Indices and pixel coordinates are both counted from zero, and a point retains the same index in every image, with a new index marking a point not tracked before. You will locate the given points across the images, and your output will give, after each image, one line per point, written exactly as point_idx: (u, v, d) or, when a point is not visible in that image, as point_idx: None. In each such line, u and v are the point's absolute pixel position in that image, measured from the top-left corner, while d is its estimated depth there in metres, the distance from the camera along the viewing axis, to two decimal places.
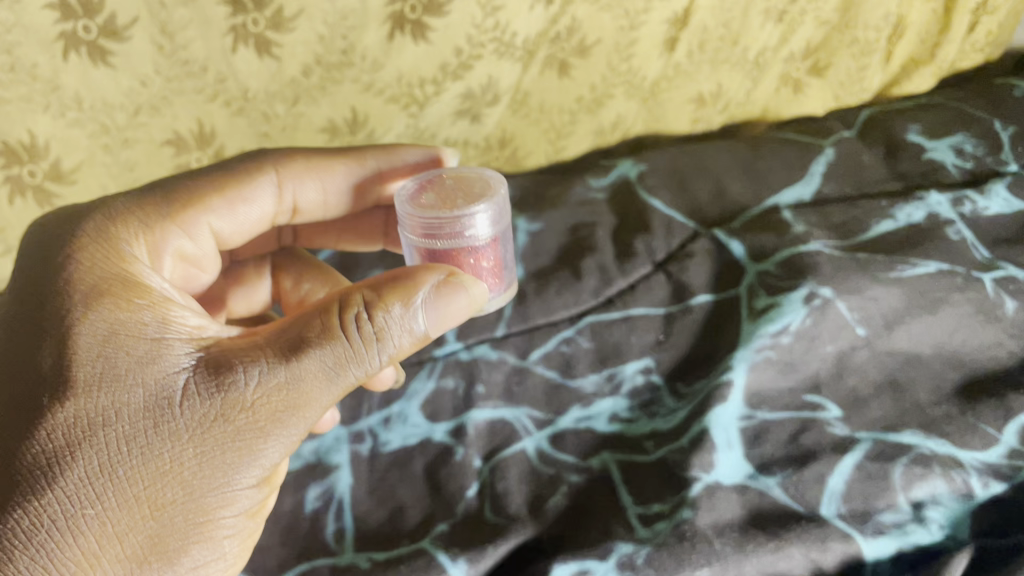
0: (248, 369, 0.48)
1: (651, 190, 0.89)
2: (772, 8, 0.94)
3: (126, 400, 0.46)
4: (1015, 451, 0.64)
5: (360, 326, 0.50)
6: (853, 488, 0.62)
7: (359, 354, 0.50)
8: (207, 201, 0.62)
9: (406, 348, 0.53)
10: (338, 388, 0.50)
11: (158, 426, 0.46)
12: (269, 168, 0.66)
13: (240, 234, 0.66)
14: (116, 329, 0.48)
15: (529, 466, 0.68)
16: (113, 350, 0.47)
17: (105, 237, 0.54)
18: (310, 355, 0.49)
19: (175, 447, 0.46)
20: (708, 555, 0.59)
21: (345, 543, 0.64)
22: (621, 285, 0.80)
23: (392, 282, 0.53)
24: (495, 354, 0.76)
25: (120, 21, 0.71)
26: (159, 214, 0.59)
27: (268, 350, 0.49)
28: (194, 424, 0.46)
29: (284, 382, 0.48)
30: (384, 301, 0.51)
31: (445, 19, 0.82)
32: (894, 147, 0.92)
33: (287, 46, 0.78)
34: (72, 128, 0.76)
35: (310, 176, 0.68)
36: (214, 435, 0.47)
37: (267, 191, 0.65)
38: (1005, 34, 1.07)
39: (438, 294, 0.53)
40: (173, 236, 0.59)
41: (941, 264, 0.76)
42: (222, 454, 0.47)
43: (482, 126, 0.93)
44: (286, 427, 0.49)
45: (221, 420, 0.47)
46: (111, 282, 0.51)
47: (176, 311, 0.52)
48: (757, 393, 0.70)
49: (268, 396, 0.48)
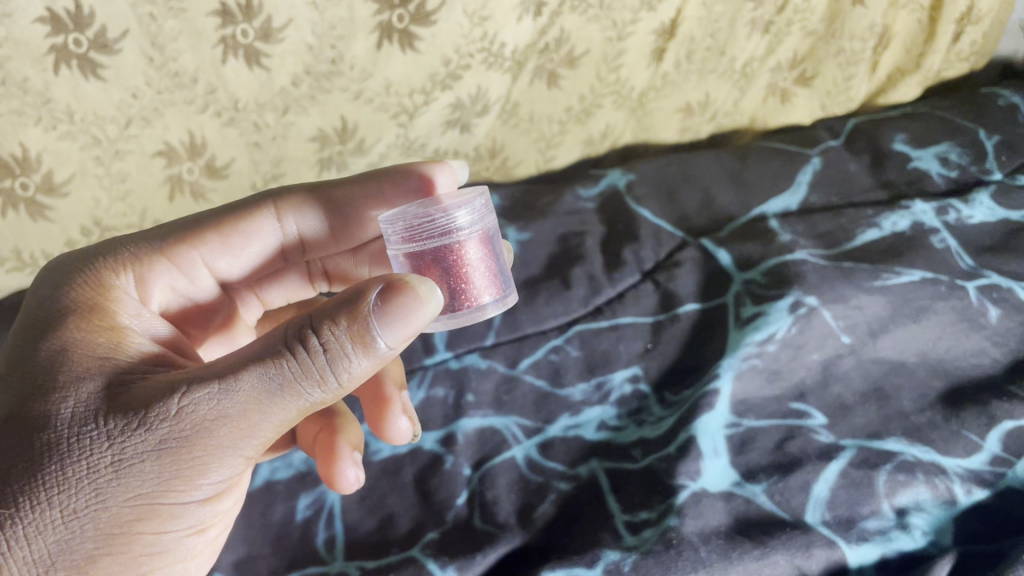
0: (185, 380, 0.46)
1: (639, 200, 0.90)
2: (758, 19, 0.95)
3: (60, 409, 0.45)
4: (997, 457, 0.65)
5: (306, 339, 0.45)
6: (838, 495, 0.63)
7: (306, 370, 0.45)
8: (203, 237, 0.61)
9: (369, 365, 0.46)
10: (282, 406, 0.45)
11: (79, 434, 0.45)
12: (267, 203, 0.64)
13: (242, 268, 0.65)
14: (70, 348, 0.48)
15: (518, 474, 0.69)
16: (62, 365, 0.47)
17: (86, 268, 0.55)
18: (247, 369, 0.45)
19: (92, 454, 0.44)
20: (694, 562, 0.59)
21: (336, 551, 0.64)
22: (610, 293, 0.81)
23: (352, 295, 0.46)
24: (484, 362, 0.77)
25: (111, 34, 0.72)
26: (148, 250, 0.58)
27: (213, 366, 0.46)
28: (115, 432, 0.45)
29: (216, 395, 0.45)
30: (334, 315, 0.46)
31: (432, 28, 0.83)
32: (879, 156, 0.93)
33: (276, 56, 0.79)
34: (63, 140, 0.76)
35: (311, 207, 0.66)
36: (134, 445, 0.44)
37: (266, 225, 0.64)
38: (990, 43, 1.08)
39: (399, 304, 0.46)
40: (163, 272, 0.59)
41: (924, 273, 0.77)
42: (142, 465, 0.44)
43: (472, 136, 0.94)
44: (217, 443, 0.45)
45: (145, 431, 0.44)
46: (78, 309, 0.51)
47: (139, 342, 0.51)
48: (744, 401, 0.70)
49: (194, 408, 0.44)
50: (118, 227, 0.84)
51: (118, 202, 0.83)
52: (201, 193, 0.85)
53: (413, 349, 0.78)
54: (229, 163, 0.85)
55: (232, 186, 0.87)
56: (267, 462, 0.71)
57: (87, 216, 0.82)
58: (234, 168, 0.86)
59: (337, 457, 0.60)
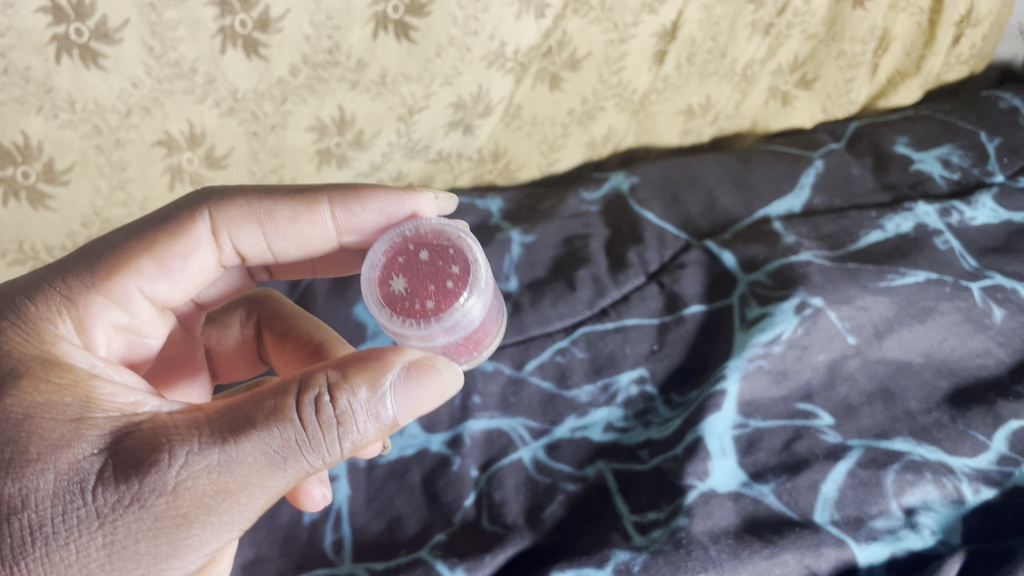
0: (176, 447, 0.43)
1: (642, 203, 0.90)
2: (759, 21, 0.95)
3: (35, 486, 0.43)
4: (1004, 457, 0.65)
5: (316, 408, 0.44)
6: (846, 495, 0.63)
7: (313, 441, 0.44)
8: (136, 264, 0.56)
9: (374, 433, 0.47)
10: (287, 474, 0.44)
11: (66, 513, 0.42)
12: (203, 214, 0.60)
13: (181, 292, 0.60)
14: (32, 411, 0.44)
15: (525, 475, 0.69)
16: (27, 432, 0.43)
17: (19, 316, 0.50)
18: (250, 439, 0.43)
19: (82, 537, 0.42)
20: (704, 562, 0.59)
21: (343, 553, 0.64)
22: (615, 295, 0.81)
23: (361, 360, 0.47)
24: (491, 364, 0.76)
25: (112, 24, 0.71)
26: (81, 286, 0.53)
27: (207, 428, 0.44)
28: (105, 511, 0.42)
29: (215, 467, 0.43)
30: (350, 381, 0.46)
31: (426, 19, 0.82)
32: (881, 158, 0.94)
33: (274, 47, 0.78)
34: (65, 129, 0.76)
35: (252, 221, 0.62)
36: (127, 525, 0.42)
37: (202, 240, 0.60)
38: (990, 46, 1.09)
39: (416, 378, 0.47)
40: (102, 309, 0.54)
41: (929, 274, 0.77)
42: (137, 542, 0.43)
43: (474, 137, 0.95)
44: (214, 515, 0.44)
45: (137, 506, 0.42)
46: (30, 364, 0.47)
47: (106, 387, 0.47)
48: (751, 401, 0.70)
49: (192, 482, 0.43)
50: (119, 217, 0.85)
51: (118, 191, 0.83)
52: (200, 182, 0.86)
53: None
54: (228, 153, 0.85)
55: (232, 176, 0.87)
56: None
57: (89, 203, 0.83)
58: (233, 158, 0.86)
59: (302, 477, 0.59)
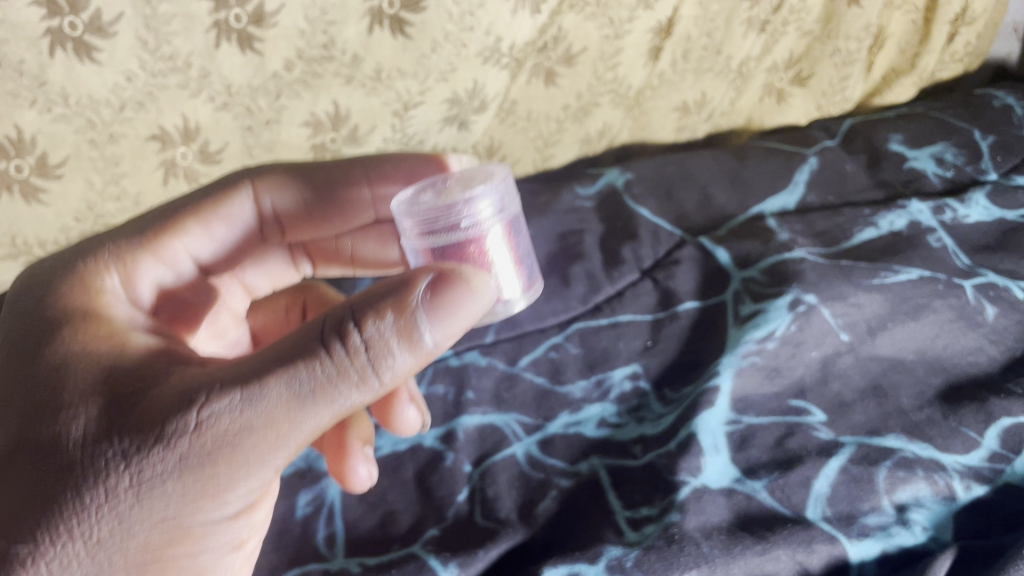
0: (203, 388, 0.41)
1: (637, 199, 0.90)
2: (753, 18, 0.95)
3: (69, 431, 0.41)
4: (995, 454, 0.65)
5: (342, 339, 0.41)
6: (838, 491, 0.63)
7: (343, 371, 0.41)
8: (182, 225, 0.58)
9: (412, 362, 0.43)
10: (318, 411, 0.41)
11: (93, 457, 0.40)
12: (244, 181, 0.62)
13: (223, 255, 0.62)
14: (74, 361, 0.44)
15: (518, 471, 0.68)
16: (67, 381, 0.43)
17: (72, 273, 0.51)
18: (276, 376, 0.40)
19: (109, 479, 0.40)
20: (696, 558, 0.59)
21: (336, 548, 0.63)
22: (609, 291, 0.81)
23: (388, 288, 0.43)
24: (484, 360, 0.77)
25: (106, 17, 0.71)
26: (130, 246, 0.55)
27: (237, 370, 0.41)
28: (130, 452, 0.40)
29: (240, 404, 0.40)
30: (375, 308, 0.42)
31: (422, 15, 0.82)
32: (875, 156, 0.95)
33: (269, 41, 0.78)
34: (58, 123, 0.76)
35: (291, 182, 0.64)
36: (153, 465, 0.40)
37: (243, 203, 0.62)
38: (984, 45, 1.10)
39: (443, 297, 0.43)
40: (150, 266, 0.55)
41: (922, 271, 0.78)
42: (167, 484, 0.40)
43: (469, 133, 0.94)
44: (245, 454, 0.41)
45: (162, 445, 0.40)
46: (75, 318, 0.47)
47: (145, 340, 0.47)
48: (744, 398, 0.70)
49: (220, 420, 0.40)
50: (112, 213, 0.84)
51: (112, 185, 0.82)
52: (195, 178, 0.85)
53: None
54: (222, 148, 0.85)
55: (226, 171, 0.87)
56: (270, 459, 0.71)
57: (82, 197, 0.82)
58: (227, 153, 0.85)
59: (348, 454, 0.59)
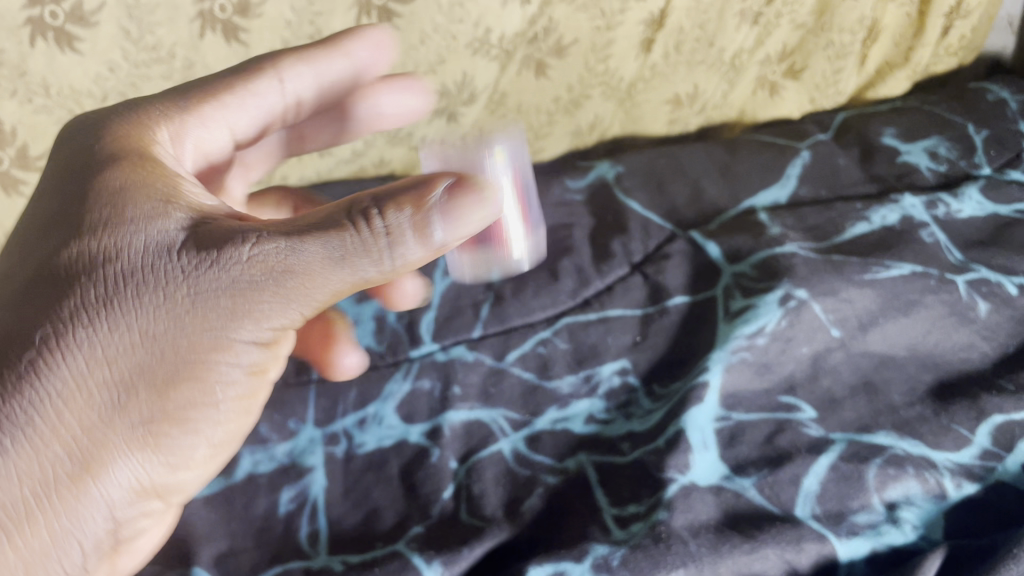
0: (253, 228, 0.43)
1: (627, 192, 0.89)
2: (747, 10, 0.94)
3: (121, 244, 0.42)
4: (986, 451, 0.65)
5: (367, 220, 0.42)
6: (828, 489, 0.63)
7: (367, 247, 0.42)
8: (223, 98, 0.54)
9: (422, 256, 0.44)
10: (341, 275, 0.43)
11: (145, 272, 0.42)
12: (268, 68, 0.57)
13: (250, 136, 0.58)
14: (130, 183, 0.45)
15: (505, 467, 0.67)
16: (121, 202, 0.44)
17: (122, 125, 0.51)
18: (316, 237, 0.42)
19: (146, 303, 0.41)
20: (683, 556, 0.58)
21: (319, 546, 0.61)
22: (597, 286, 0.80)
23: (406, 185, 0.44)
24: (471, 355, 0.74)
25: (87, 6, 0.70)
26: (176, 107, 0.53)
27: (277, 223, 0.43)
28: (186, 268, 0.42)
29: (283, 249, 0.42)
30: (399, 198, 0.43)
31: (411, 6, 0.80)
32: (868, 149, 0.94)
33: (255, 32, 0.77)
34: (38, 114, 0.75)
35: (345, 59, 0.60)
36: (200, 286, 0.42)
37: (270, 86, 0.57)
38: (978, 38, 1.09)
39: (460, 200, 0.42)
40: (187, 127, 0.53)
41: (914, 266, 0.77)
42: (202, 317, 0.42)
43: (458, 125, 0.92)
44: (276, 295, 0.43)
45: (212, 270, 0.42)
46: (125, 153, 0.47)
47: (191, 185, 0.47)
48: (733, 394, 0.70)
49: (264, 257, 0.42)
50: None
51: None
52: None
53: (397, 339, 0.75)
54: None
55: None
56: (248, 454, 0.67)
57: None
58: None
59: (337, 344, 0.60)
